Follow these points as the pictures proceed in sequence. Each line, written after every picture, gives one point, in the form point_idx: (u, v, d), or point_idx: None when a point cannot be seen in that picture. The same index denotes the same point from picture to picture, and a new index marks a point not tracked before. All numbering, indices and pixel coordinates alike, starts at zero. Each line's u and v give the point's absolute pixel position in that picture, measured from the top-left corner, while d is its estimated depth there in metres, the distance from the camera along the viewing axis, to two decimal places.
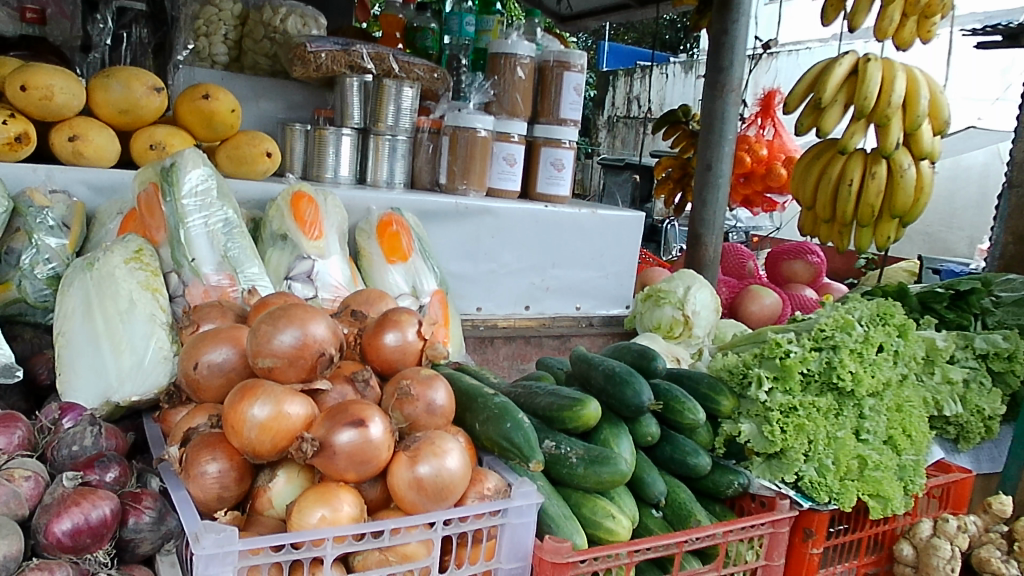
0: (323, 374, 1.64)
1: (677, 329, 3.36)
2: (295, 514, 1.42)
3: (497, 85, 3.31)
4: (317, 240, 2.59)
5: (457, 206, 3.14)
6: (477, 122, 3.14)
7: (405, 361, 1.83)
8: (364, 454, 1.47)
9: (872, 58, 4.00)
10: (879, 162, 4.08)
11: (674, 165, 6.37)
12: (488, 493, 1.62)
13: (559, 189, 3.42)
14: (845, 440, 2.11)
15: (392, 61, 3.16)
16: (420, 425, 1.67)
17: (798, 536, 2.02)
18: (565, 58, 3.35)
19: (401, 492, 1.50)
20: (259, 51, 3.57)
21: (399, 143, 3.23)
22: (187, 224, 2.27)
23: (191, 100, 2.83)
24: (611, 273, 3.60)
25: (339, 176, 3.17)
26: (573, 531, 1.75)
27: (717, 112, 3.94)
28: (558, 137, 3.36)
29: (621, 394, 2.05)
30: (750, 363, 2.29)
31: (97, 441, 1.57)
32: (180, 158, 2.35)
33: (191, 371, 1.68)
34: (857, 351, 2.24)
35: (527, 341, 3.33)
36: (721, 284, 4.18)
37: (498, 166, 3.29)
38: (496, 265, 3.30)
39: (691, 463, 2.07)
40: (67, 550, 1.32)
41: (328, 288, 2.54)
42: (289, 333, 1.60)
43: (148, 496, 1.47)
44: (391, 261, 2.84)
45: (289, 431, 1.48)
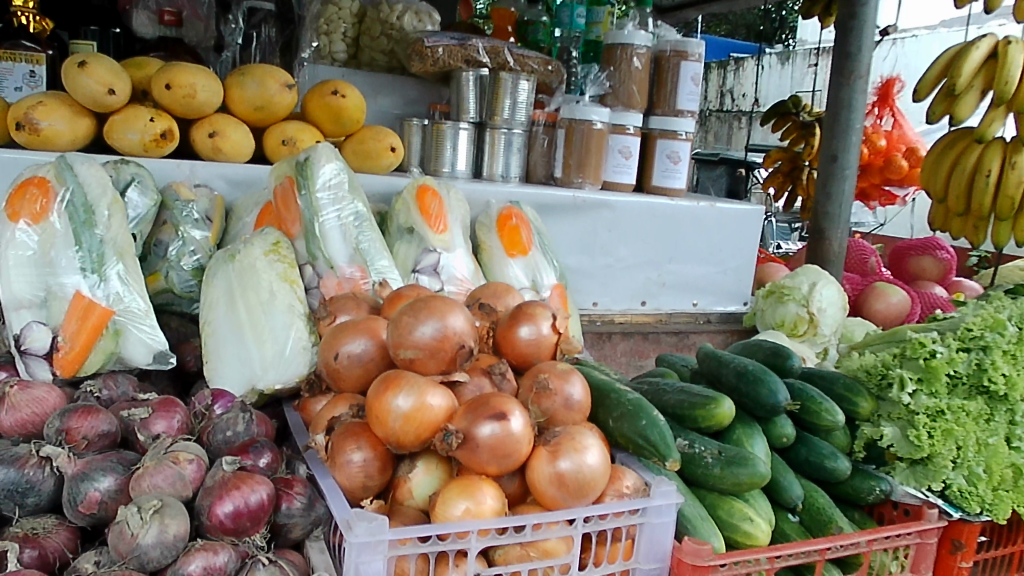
0: (461, 366, 1.53)
1: (801, 327, 3.16)
2: (437, 505, 1.34)
3: (614, 76, 3.22)
4: (443, 233, 2.48)
5: (575, 200, 3.03)
6: (593, 114, 3.03)
7: (540, 354, 1.67)
8: (506, 448, 1.36)
9: (1014, 40, 3.69)
10: (1020, 150, 3.75)
11: (783, 157, 6.15)
12: (627, 493, 1.47)
13: (675, 181, 3.28)
14: (997, 448, 1.93)
15: (506, 54, 3.18)
16: (558, 419, 1.53)
17: (946, 548, 1.85)
18: (681, 47, 3.18)
19: (541, 488, 1.39)
20: (376, 48, 3.53)
21: (515, 137, 3.14)
22: (322, 217, 2.19)
23: (320, 95, 2.82)
24: (730, 269, 3.44)
25: (456, 170, 3.09)
26: (710, 534, 1.62)
27: (846, 100, 3.69)
28: (674, 128, 3.19)
29: (755, 394, 1.90)
30: (890, 363, 2.11)
31: (249, 427, 1.49)
32: (314, 152, 2.23)
33: (332, 360, 1.61)
34: (1011, 353, 2.04)
35: (645, 337, 3.12)
36: (845, 279, 3.89)
37: (612, 159, 3.14)
38: (613, 260, 3.18)
39: (829, 467, 1.90)
40: (229, 531, 1.22)
41: (453, 282, 2.42)
42: (429, 324, 1.51)
43: (298, 482, 1.40)
44: (511, 255, 2.66)
45: (432, 423, 1.39)
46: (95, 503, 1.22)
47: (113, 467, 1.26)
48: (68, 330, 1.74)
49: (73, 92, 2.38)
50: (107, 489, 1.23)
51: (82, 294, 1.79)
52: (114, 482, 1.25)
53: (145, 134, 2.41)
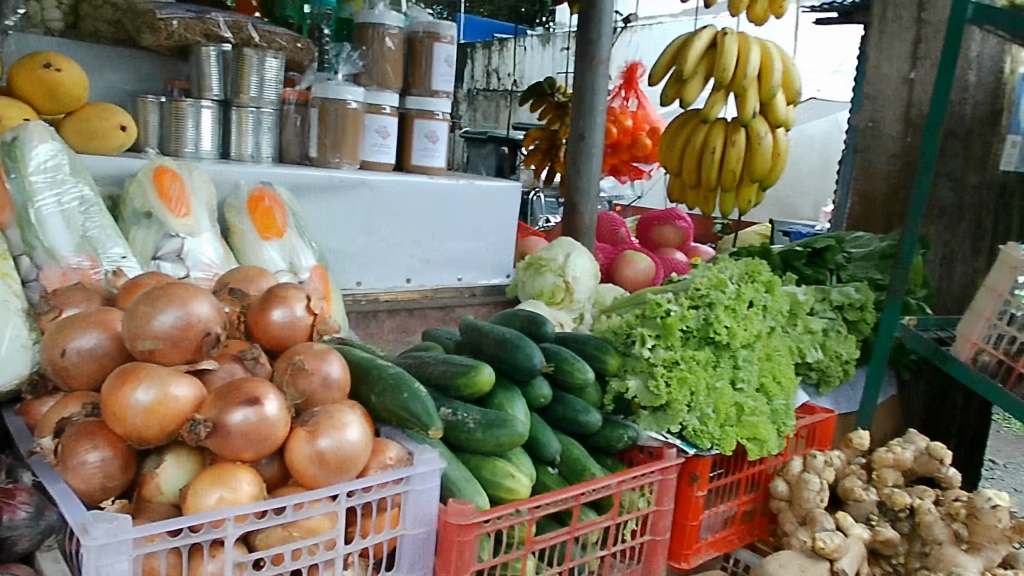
0: (209, 354, 1.47)
1: (558, 296, 3.37)
2: (189, 496, 1.30)
3: (367, 56, 3.21)
4: (185, 217, 2.39)
5: (332, 179, 3.03)
6: (347, 93, 3.03)
7: (296, 337, 1.67)
8: (261, 433, 1.35)
9: (729, 32, 4.16)
10: (738, 130, 4.30)
11: (542, 137, 6.51)
12: (390, 464, 1.52)
13: (434, 160, 3.37)
14: (723, 390, 2.24)
15: (251, 29, 3.05)
16: (317, 400, 1.53)
17: (685, 481, 2.18)
18: (434, 29, 3.25)
19: (300, 467, 1.40)
20: (99, 18, 3.20)
21: (265, 116, 3.06)
22: (37, 203, 2.03)
23: (31, 69, 2.57)
24: (491, 244, 3.59)
25: (200, 151, 2.93)
26: (474, 494, 1.75)
27: (590, 84, 4.02)
28: (431, 109, 3.29)
29: (513, 357, 2.07)
30: (633, 323, 2.39)
31: None
32: (23, 132, 2.09)
33: (57, 358, 1.48)
34: (731, 307, 2.37)
35: (410, 313, 3.30)
36: (598, 250, 4.18)
37: (370, 138, 3.19)
38: (376, 239, 3.21)
39: (582, 421, 2.11)
40: None
41: (200, 267, 2.36)
42: (169, 313, 1.42)
43: (23, 491, 1.32)
44: (265, 237, 2.67)
45: (178, 414, 1.33)
46: None
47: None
48: None
49: None
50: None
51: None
52: None
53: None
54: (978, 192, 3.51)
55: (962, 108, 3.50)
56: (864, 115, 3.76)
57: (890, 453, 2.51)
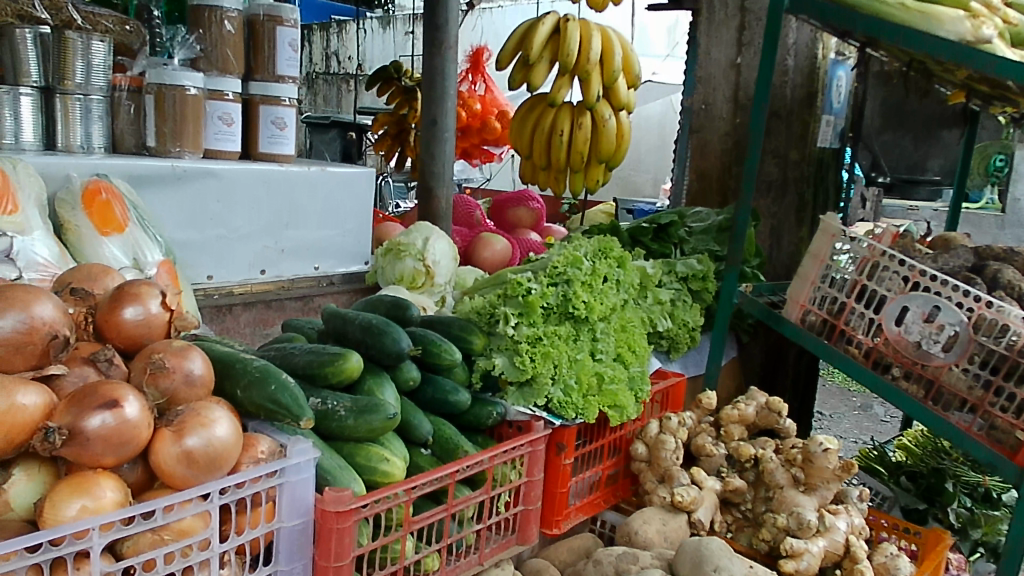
0: (58, 358, 1.43)
1: (419, 280, 3.42)
2: (47, 509, 1.25)
3: (204, 39, 3.08)
4: (14, 214, 2.22)
5: (175, 170, 2.86)
6: (186, 79, 2.87)
7: (152, 335, 1.63)
8: (122, 436, 1.32)
9: (571, 18, 4.32)
10: (584, 114, 4.52)
11: (390, 121, 6.52)
12: (262, 457, 1.53)
13: (283, 148, 3.26)
14: (584, 361, 2.42)
15: (72, 10, 2.83)
16: (180, 399, 1.51)
17: (553, 451, 2.32)
18: (276, 12, 3.17)
19: (167, 469, 1.38)
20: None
21: (94, 103, 2.83)
22: None
23: None
24: (347, 231, 3.53)
25: (21, 141, 2.71)
26: (351, 480, 1.77)
27: (439, 68, 4.07)
28: (276, 94, 3.18)
29: (380, 344, 2.09)
30: (496, 302, 2.51)
31: None
32: None
33: None
34: (587, 283, 2.55)
35: (267, 305, 3.21)
36: (455, 233, 4.29)
37: (212, 125, 3.04)
38: (225, 231, 3.06)
39: (452, 401, 2.19)
40: None
41: (34, 268, 2.23)
42: (10, 318, 1.37)
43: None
44: (105, 233, 2.49)
45: (27, 425, 1.28)
46: None
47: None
48: None
49: None
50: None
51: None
52: None
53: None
54: (799, 168, 3.71)
55: (783, 90, 3.66)
56: (700, 97, 4.05)
57: (735, 410, 2.73)
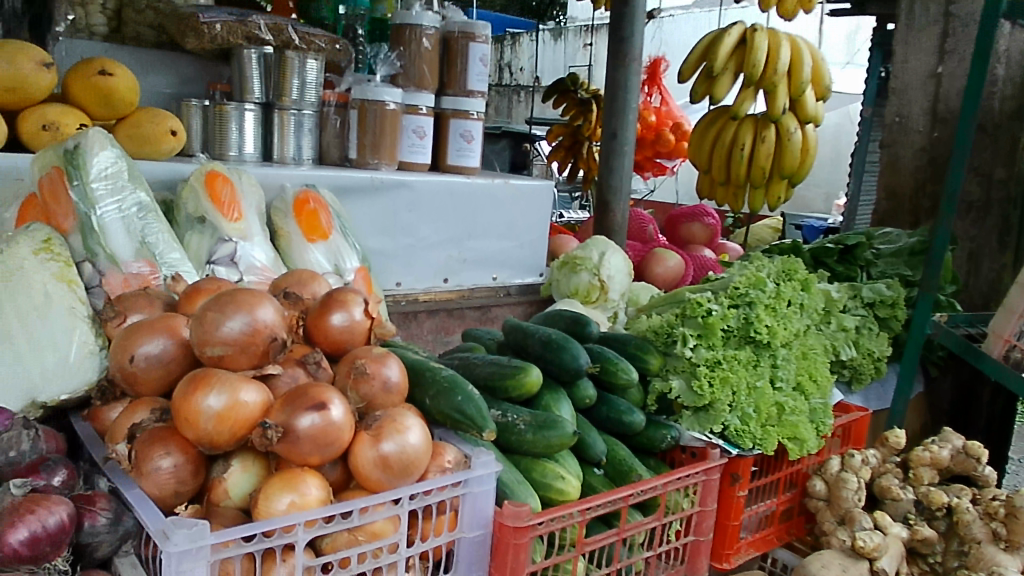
0: (275, 359, 1.46)
1: (594, 294, 3.32)
2: (260, 501, 1.28)
3: (404, 56, 3.19)
4: (237, 222, 2.40)
5: (374, 180, 2.99)
6: (386, 95, 3.01)
7: (355, 341, 1.63)
8: (327, 437, 1.33)
9: (758, 28, 4.17)
10: (767, 127, 4.29)
11: (565, 132, 6.53)
12: (449, 466, 1.51)
13: (469, 161, 3.33)
14: (764, 389, 2.24)
15: (290, 32, 3.17)
16: (378, 404, 1.51)
17: (727, 481, 2.14)
18: (469, 29, 3.22)
19: (364, 471, 1.39)
20: (142, 21, 3.21)
21: (306, 118, 3.06)
22: (98, 210, 2.04)
23: (85, 75, 2.62)
24: (525, 243, 3.54)
25: (244, 154, 2.96)
26: (527, 496, 1.73)
27: (621, 81, 4.04)
28: (465, 108, 3.26)
29: (560, 360, 2.05)
30: (674, 323, 2.40)
31: (36, 445, 1.33)
32: (84, 139, 2.10)
33: (125, 364, 1.46)
34: (771, 307, 2.40)
35: (450, 314, 3.22)
36: (630, 249, 4.12)
37: (406, 138, 3.15)
38: (414, 240, 3.16)
39: (627, 421, 2.11)
40: (27, 559, 1.12)
41: (253, 271, 2.35)
42: (237, 319, 1.42)
43: (101, 496, 1.28)
44: (311, 240, 2.61)
45: (247, 419, 1.32)
46: None
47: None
48: None
49: None
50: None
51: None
52: None
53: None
54: (1006, 188, 3.20)
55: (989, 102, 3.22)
56: (891, 109, 3.57)
57: (926, 451, 2.41)
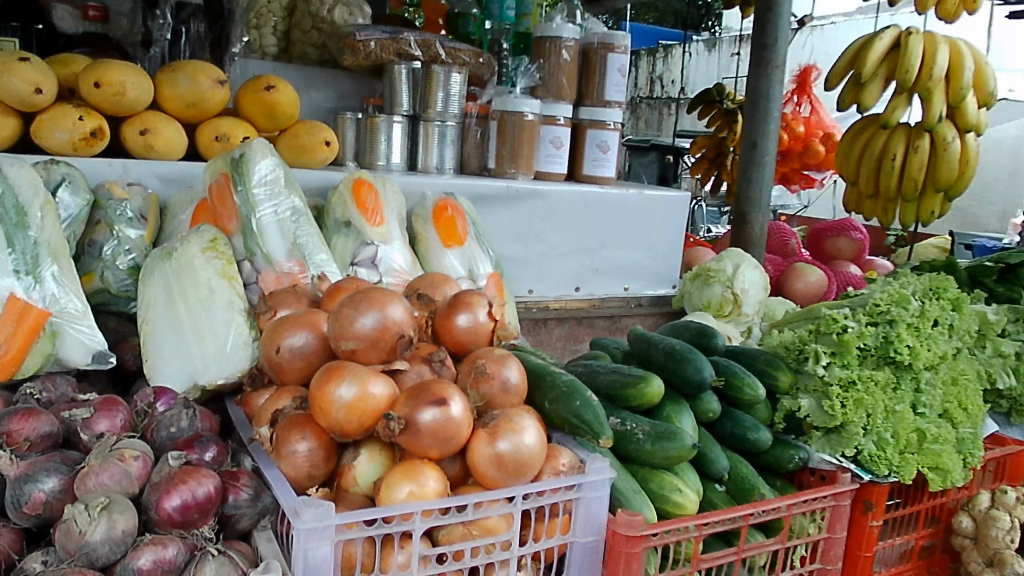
0: (402, 354, 1.66)
1: (727, 308, 3.40)
2: (383, 489, 1.45)
3: (543, 68, 3.42)
4: (380, 225, 2.65)
5: (509, 189, 3.19)
6: (525, 106, 3.22)
7: (477, 342, 1.81)
8: (446, 432, 1.48)
9: (915, 32, 3.98)
10: (922, 136, 4.08)
11: (710, 144, 6.46)
12: (563, 470, 1.62)
13: (605, 171, 3.48)
14: (903, 413, 2.11)
15: (438, 47, 3.31)
16: (497, 403, 1.65)
17: (858, 509, 2.01)
18: (608, 40, 3.37)
19: (481, 468, 1.52)
20: (307, 41, 3.64)
21: (449, 129, 3.31)
22: (259, 213, 2.33)
23: (254, 91, 2.96)
24: (658, 253, 3.64)
25: (391, 163, 3.26)
26: (642, 505, 1.79)
27: (764, 90, 3.96)
28: (603, 118, 3.39)
29: (683, 372, 2.07)
30: (807, 339, 2.31)
31: (192, 423, 1.62)
32: (248, 149, 2.41)
33: (273, 354, 1.72)
34: (914, 326, 2.26)
35: (579, 322, 3.36)
36: (767, 262, 4.15)
37: (544, 149, 3.36)
38: (546, 248, 3.34)
39: (752, 438, 2.08)
40: (177, 525, 1.33)
41: (391, 273, 2.60)
42: (370, 316, 1.64)
43: (244, 474, 1.52)
44: (448, 245, 2.83)
45: (374, 411, 1.51)
46: (40, 504, 1.35)
47: (57, 468, 1.40)
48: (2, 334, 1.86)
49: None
50: (51, 490, 1.37)
51: (16, 297, 1.92)
52: (58, 482, 1.38)
53: (74, 134, 2.52)
54: None
55: None
56: None
57: None
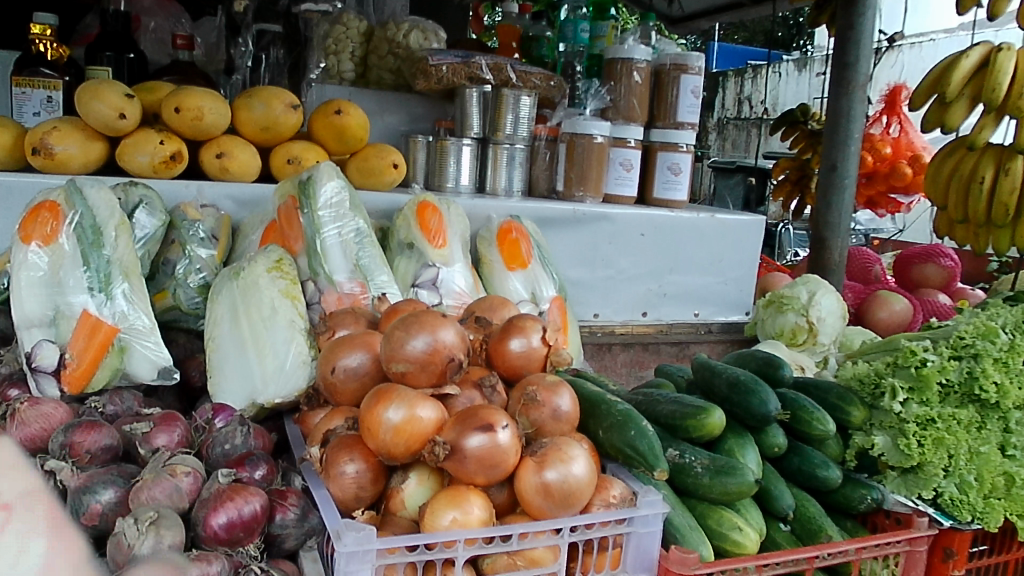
0: (452, 380, 1.44)
1: (800, 336, 3.13)
2: (426, 514, 1.25)
3: (615, 90, 3.22)
4: (441, 248, 2.40)
5: (576, 213, 3.01)
6: (593, 128, 3.04)
7: (531, 367, 1.58)
8: (493, 459, 1.28)
9: (1006, 48, 3.57)
10: (1015, 158, 3.61)
11: (792, 166, 5.79)
12: (614, 502, 1.37)
13: (676, 194, 3.28)
14: (989, 456, 1.81)
15: (510, 70, 3.08)
16: (547, 431, 1.43)
17: (937, 556, 1.71)
18: (682, 60, 3.17)
19: (527, 498, 1.30)
20: (384, 66, 3.48)
21: (518, 152, 3.17)
22: (323, 233, 2.13)
23: (324, 115, 2.70)
24: (730, 279, 3.39)
25: (460, 186, 3.09)
26: (698, 543, 1.51)
27: (844, 110, 3.62)
28: (675, 141, 3.19)
29: (746, 403, 1.79)
30: (883, 371, 2.01)
31: (247, 440, 1.44)
32: (316, 170, 2.21)
33: (327, 375, 1.52)
34: (1003, 360, 1.91)
35: (645, 347, 3.13)
36: (847, 288, 3.80)
37: (614, 171, 3.15)
38: (614, 272, 3.14)
39: (821, 476, 1.79)
40: (223, 542, 1.21)
41: (451, 295, 2.34)
42: (421, 338, 1.42)
43: (292, 492, 1.35)
44: (511, 268, 2.62)
45: (422, 435, 1.31)
46: (97, 516, 1.21)
47: (114, 480, 1.26)
48: (74, 348, 1.72)
49: (84, 116, 2.34)
50: (108, 501, 1.22)
51: (89, 313, 1.77)
52: (114, 494, 1.24)
53: (154, 157, 2.38)
54: None
55: None
56: None
57: None
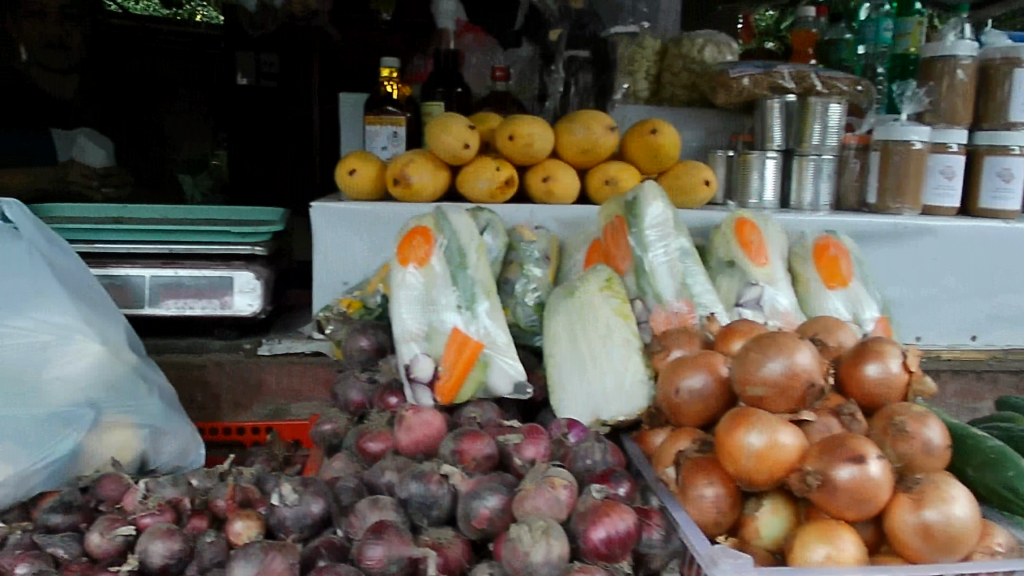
0: (810, 405, 1.35)
1: None
2: (794, 546, 1.22)
3: (934, 91, 2.91)
4: (765, 265, 2.18)
5: (896, 228, 2.77)
6: (912, 134, 2.73)
7: (892, 395, 1.44)
8: (865, 493, 1.19)
9: None
10: None
11: None
12: (1000, 551, 1.25)
13: (1008, 202, 2.85)
14: None
15: (815, 77, 2.93)
16: (916, 467, 1.31)
17: None
18: (1014, 53, 2.79)
19: (902, 539, 1.21)
20: (677, 83, 3.35)
21: (825, 163, 2.93)
22: (650, 255, 2.06)
23: (639, 134, 2.80)
24: None
25: (764, 201, 2.93)
26: None
27: None
28: (1005, 143, 2.78)
29: None
30: None
31: (607, 457, 1.38)
32: (641, 191, 2.17)
33: (672, 395, 1.48)
34: None
35: (976, 376, 2.88)
36: None
37: (934, 179, 2.85)
38: (937, 291, 2.90)
39: None
40: (603, 556, 1.17)
41: (778, 317, 2.10)
42: (778, 360, 1.33)
43: (656, 512, 1.30)
44: (831, 286, 2.27)
45: (786, 462, 1.25)
46: (485, 519, 1.22)
47: (497, 487, 1.25)
48: (446, 360, 1.73)
49: (435, 149, 2.64)
50: (495, 507, 1.23)
51: (459, 329, 1.78)
52: (499, 501, 1.23)
53: (492, 183, 2.61)
54: None
55: None
56: None
57: None
